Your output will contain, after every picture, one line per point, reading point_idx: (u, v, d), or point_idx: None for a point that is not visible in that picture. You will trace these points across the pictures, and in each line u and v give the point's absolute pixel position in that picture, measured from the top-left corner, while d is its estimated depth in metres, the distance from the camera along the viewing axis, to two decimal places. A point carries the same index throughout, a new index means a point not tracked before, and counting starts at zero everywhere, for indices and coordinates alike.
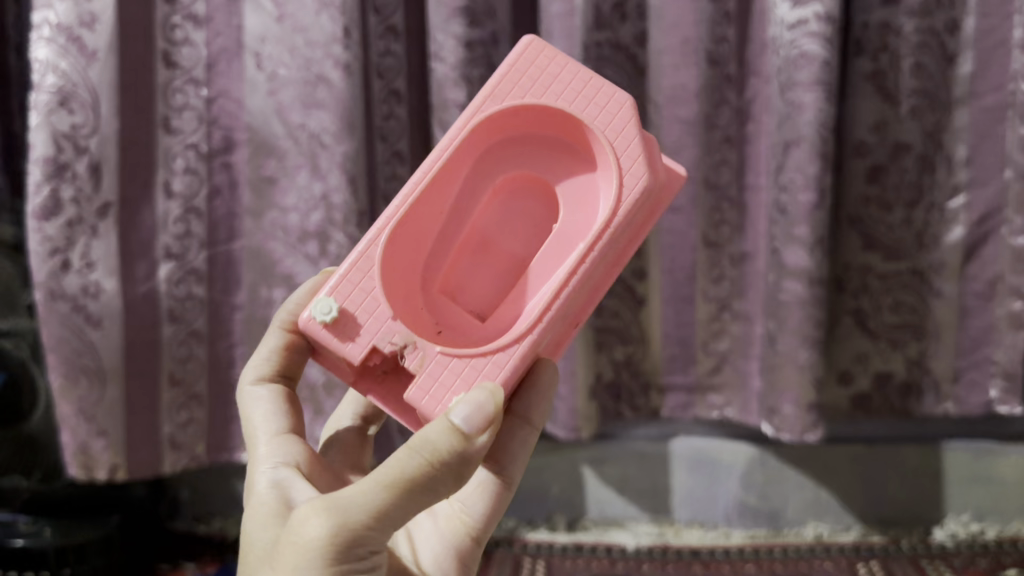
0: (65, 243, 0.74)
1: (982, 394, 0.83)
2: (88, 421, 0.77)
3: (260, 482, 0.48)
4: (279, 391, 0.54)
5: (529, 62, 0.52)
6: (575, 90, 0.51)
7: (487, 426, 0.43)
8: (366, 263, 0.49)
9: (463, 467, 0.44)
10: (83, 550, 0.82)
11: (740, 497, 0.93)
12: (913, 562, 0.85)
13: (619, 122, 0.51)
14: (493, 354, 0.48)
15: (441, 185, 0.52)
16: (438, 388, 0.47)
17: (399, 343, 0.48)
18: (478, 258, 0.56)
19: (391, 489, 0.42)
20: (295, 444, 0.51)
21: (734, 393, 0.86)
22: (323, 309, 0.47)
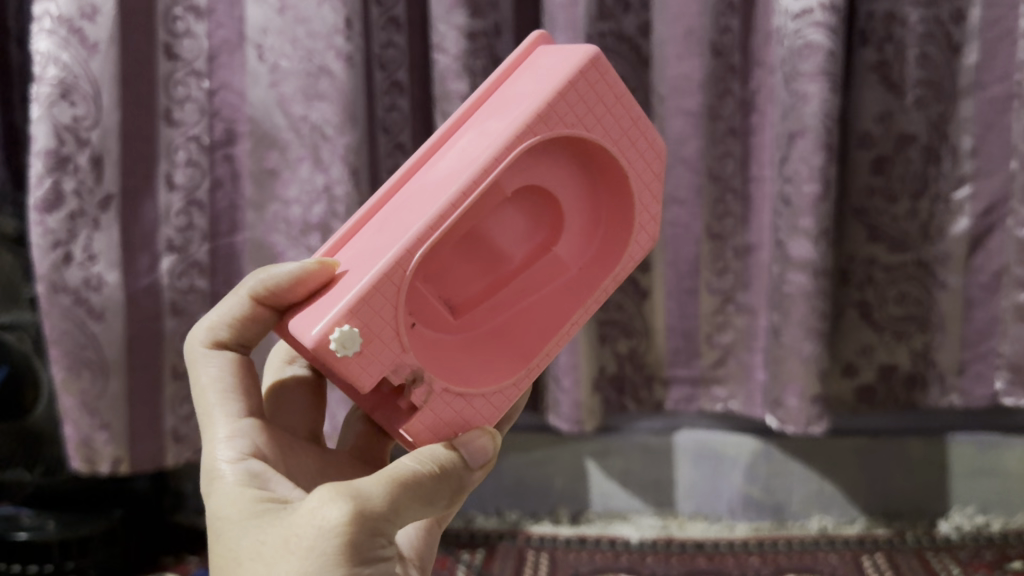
0: (67, 236, 0.74)
1: (987, 386, 0.82)
2: (91, 413, 0.77)
3: (232, 477, 0.45)
4: (239, 367, 0.51)
5: (587, 86, 0.48)
6: (623, 131, 0.50)
7: (484, 460, 0.47)
8: (388, 286, 0.44)
9: (456, 493, 0.46)
10: (87, 543, 0.82)
11: (743, 489, 0.92)
12: (918, 554, 0.84)
13: (651, 178, 0.52)
14: (494, 395, 0.49)
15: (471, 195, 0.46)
16: (438, 422, 0.47)
17: (410, 377, 0.46)
18: (461, 247, 0.50)
19: (403, 486, 0.42)
20: (260, 432, 0.49)
21: (737, 385, 0.86)
22: (344, 342, 0.42)
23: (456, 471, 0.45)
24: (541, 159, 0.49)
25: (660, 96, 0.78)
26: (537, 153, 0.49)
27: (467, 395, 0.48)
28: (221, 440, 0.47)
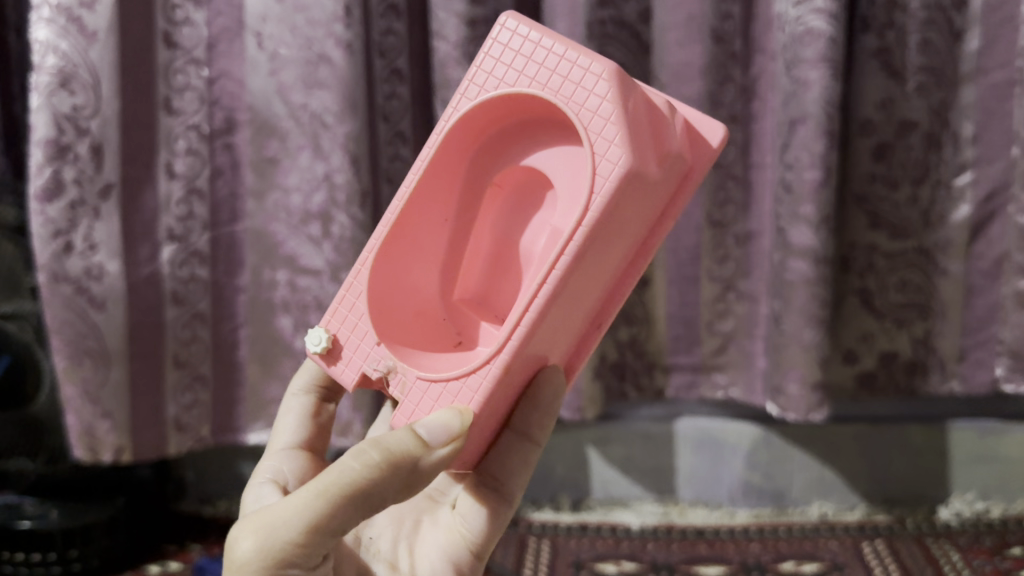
0: (67, 225, 0.74)
1: (987, 372, 0.83)
2: (93, 403, 0.77)
3: (249, 494, 0.52)
4: (307, 403, 0.60)
5: (503, 47, 0.49)
6: (549, 69, 0.47)
7: (448, 440, 0.43)
8: (356, 288, 0.50)
9: (422, 476, 0.43)
10: (89, 532, 0.83)
11: (744, 475, 0.93)
12: (918, 540, 0.85)
13: (595, 98, 0.45)
14: (466, 377, 0.45)
15: (438, 201, 0.53)
16: (418, 413, 0.47)
17: (383, 370, 0.48)
18: (498, 261, 0.55)
19: (329, 497, 0.41)
20: (292, 460, 0.56)
21: (738, 372, 0.86)
22: (314, 341, 0.49)
23: (409, 457, 0.42)
24: (517, 150, 0.53)
25: (660, 83, 0.78)
26: (511, 148, 0.53)
27: (436, 381, 0.46)
28: (259, 467, 0.55)
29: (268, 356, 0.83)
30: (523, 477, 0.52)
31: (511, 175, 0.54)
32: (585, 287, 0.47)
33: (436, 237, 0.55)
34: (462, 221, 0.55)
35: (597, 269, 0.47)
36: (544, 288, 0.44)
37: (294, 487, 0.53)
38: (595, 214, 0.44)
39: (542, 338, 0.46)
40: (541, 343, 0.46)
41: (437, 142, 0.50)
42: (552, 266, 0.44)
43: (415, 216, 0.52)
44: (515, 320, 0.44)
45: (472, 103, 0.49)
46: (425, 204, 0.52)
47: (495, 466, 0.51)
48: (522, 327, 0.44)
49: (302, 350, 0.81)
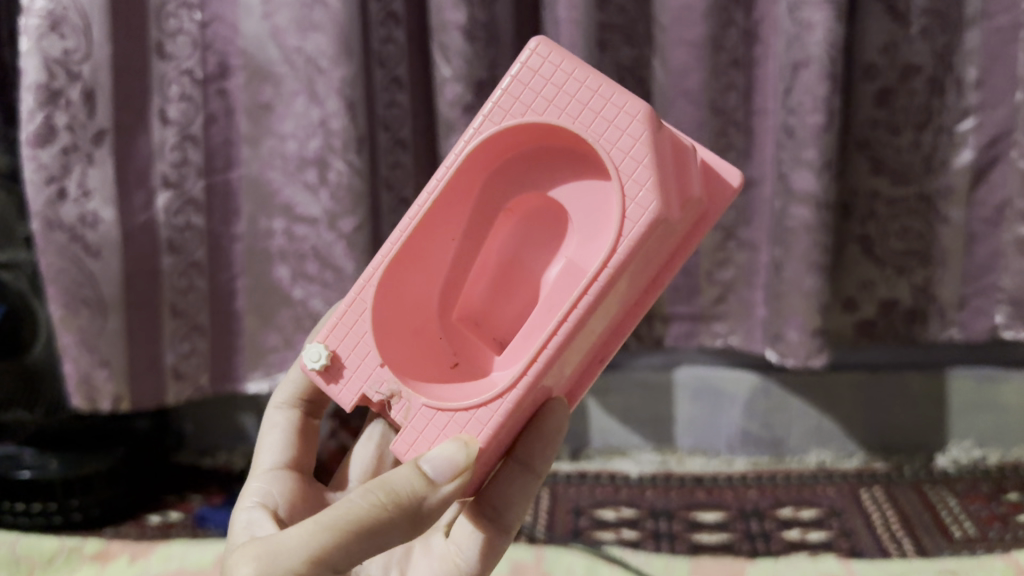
0: (61, 171, 0.73)
1: (986, 320, 0.83)
2: (90, 351, 0.76)
3: (238, 519, 0.51)
4: (293, 419, 0.58)
5: (532, 73, 0.48)
6: (580, 103, 0.46)
7: (455, 477, 0.42)
8: (360, 305, 0.49)
9: (425, 516, 0.43)
10: (89, 482, 0.83)
11: (742, 424, 0.93)
12: (915, 487, 0.86)
13: (628, 139, 0.45)
14: (475, 409, 0.45)
15: (447, 221, 0.52)
16: (421, 442, 0.46)
17: (386, 394, 0.47)
18: (499, 282, 0.55)
19: (335, 529, 0.40)
20: (280, 482, 0.55)
21: (738, 321, 0.86)
22: (313, 356, 0.48)
23: (415, 495, 0.42)
24: (532, 174, 0.52)
25: (661, 27, 0.76)
26: (526, 171, 0.52)
27: (445, 409, 0.46)
28: (246, 489, 0.54)
29: (266, 305, 0.82)
30: (522, 508, 0.51)
31: (525, 199, 0.53)
32: (598, 325, 0.48)
33: (439, 254, 0.53)
34: (467, 241, 0.54)
35: (611, 308, 0.47)
36: (566, 325, 0.44)
37: (283, 513, 0.53)
38: (622, 255, 0.44)
39: (556, 370, 0.46)
40: (553, 376, 0.47)
41: (455, 163, 0.49)
42: (576, 304, 0.44)
43: (425, 236, 0.51)
44: (534, 355, 0.44)
45: (496, 128, 0.48)
46: (436, 222, 0.51)
47: (495, 497, 0.50)
48: (540, 362, 0.44)
49: (300, 300, 0.81)
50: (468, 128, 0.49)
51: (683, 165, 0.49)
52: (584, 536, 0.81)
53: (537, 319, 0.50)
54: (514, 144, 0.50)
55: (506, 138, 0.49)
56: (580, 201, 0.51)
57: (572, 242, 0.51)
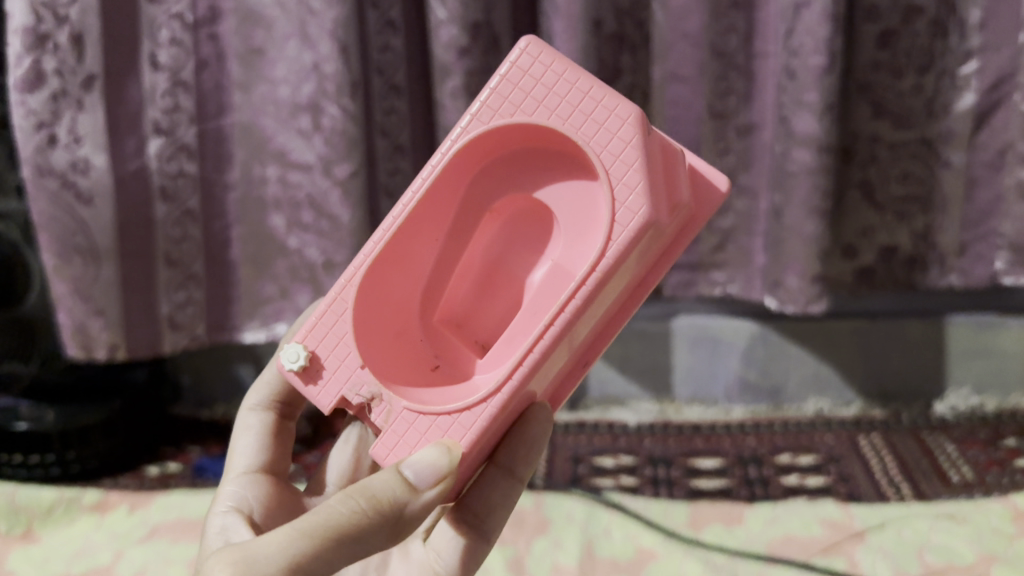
0: (51, 117, 0.71)
1: (987, 266, 0.84)
2: (85, 300, 0.76)
3: (211, 524, 0.50)
4: (267, 421, 0.57)
5: (522, 73, 0.46)
6: (570, 104, 0.45)
7: (437, 483, 0.41)
8: (341, 305, 0.47)
9: (407, 524, 0.41)
10: (87, 433, 0.83)
11: (740, 373, 0.93)
12: (913, 434, 0.86)
13: (618, 142, 0.44)
14: (458, 414, 0.44)
15: (432, 220, 0.50)
16: (401, 447, 0.44)
17: (366, 397, 0.45)
18: (482, 283, 0.52)
19: (314, 536, 0.38)
20: (256, 486, 0.53)
21: (737, 269, 0.85)
22: (291, 356, 0.46)
23: (396, 502, 0.40)
24: (520, 175, 0.50)
25: None
26: (512, 173, 0.50)
27: (428, 414, 0.44)
28: (220, 493, 0.52)
29: (261, 255, 0.81)
30: (503, 514, 0.50)
31: (512, 200, 0.51)
32: (584, 330, 0.46)
33: (422, 254, 0.51)
34: (451, 241, 0.52)
35: (596, 313, 0.46)
36: (553, 329, 0.43)
37: (259, 517, 0.51)
38: (611, 259, 0.43)
39: (542, 375, 0.45)
40: (537, 381, 0.46)
41: (443, 161, 0.47)
42: (563, 308, 0.43)
43: (409, 235, 0.49)
44: (519, 358, 0.43)
45: (485, 127, 0.46)
46: (419, 221, 0.49)
47: (476, 502, 0.49)
48: (525, 366, 0.43)
49: (296, 249, 0.80)
50: (455, 127, 0.47)
51: (671, 170, 0.47)
52: (583, 482, 0.81)
53: (522, 323, 0.48)
54: (502, 144, 0.49)
55: (494, 137, 0.47)
56: (568, 202, 0.49)
57: (559, 244, 0.50)
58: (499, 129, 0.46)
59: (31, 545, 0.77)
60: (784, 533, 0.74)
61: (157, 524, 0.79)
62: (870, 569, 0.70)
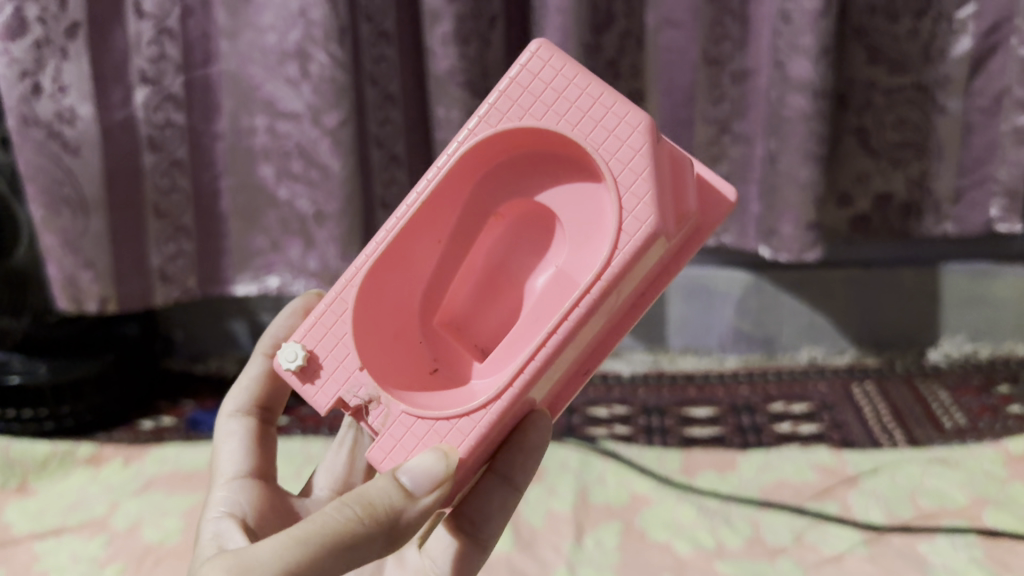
0: (34, 66, 0.70)
1: (982, 213, 0.83)
2: (74, 252, 0.75)
3: (203, 532, 0.47)
4: (249, 426, 0.54)
5: (532, 77, 0.45)
6: (579, 109, 0.44)
7: (435, 489, 0.40)
8: (341, 305, 0.46)
9: (403, 532, 0.40)
10: (80, 387, 0.83)
11: (734, 323, 0.92)
12: (907, 382, 0.86)
13: (627, 150, 0.43)
14: (456, 420, 0.42)
15: (435, 221, 0.49)
16: (398, 451, 0.43)
17: (364, 399, 0.44)
18: (482, 287, 0.51)
19: (310, 543, 0.37)
20: (246, 490, 0.50)
21: (732, 218, 0.85)
22: (289, 355, 0.45)
23: (393, 509, 0.39)
24: (525, 180, 0.49)
25: None
26: (519, 177, 0.49)
27: (426, 419, 0.43)
28: (209, 501, 0.49)
29: (251, 207, 0.81)
30: (502, 522, 0.48)
31: (516, 205, 0.50)
32: (586, 340, 0.45)
33: (424, 256, 0.50)
34: (454, 244, 0.51)
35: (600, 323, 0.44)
36: (554, 338, 0.42)
37: (252, 520, 0.48)
38: (615, 269, 0.42)
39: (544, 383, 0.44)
40: (540, 389, 0.44)
41: (449, 162, 0.46)
42: (566, 317, 0.42)
43: (413, 236, 0.48)
44: (522, 364, 0.42)
45: (493, 130, 0.45)
46: (423, 222, 0.48)
47: (470, 511, 0.47)
48: (527, 374, 0.42)
49: (287, 201, 0.79)
50: (462, 129, 0.46)
51: (678, 180, 0.46)
52: (577, 432, 0.82)
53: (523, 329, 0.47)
54: (509, 147, 0.48)
55: (501, 141, 0.46)
56: (573, 207, 0.48)
57: (563, 250, 0.48)
58: (506, 132, 0.45)
59: (27, 499, 0.77)
60: (778, 479, 0.74)
61: (153, 477, 0.79)
62: (862, 513, 0.70)
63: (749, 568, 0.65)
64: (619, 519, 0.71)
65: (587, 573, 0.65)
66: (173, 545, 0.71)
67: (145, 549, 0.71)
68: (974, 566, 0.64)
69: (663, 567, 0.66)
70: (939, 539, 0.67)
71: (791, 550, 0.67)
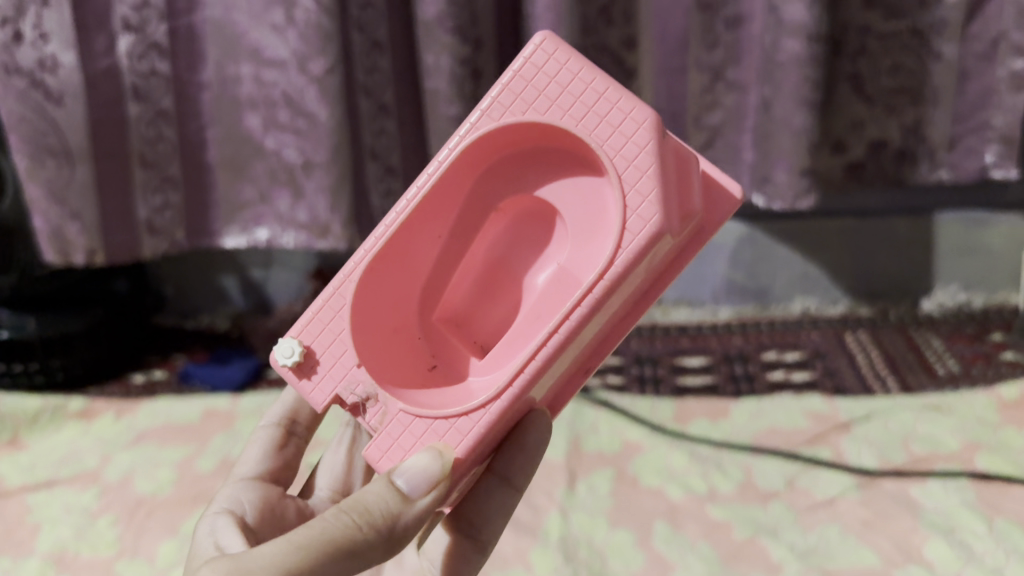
0: (14, 13, 0.68)
1: (977, 160, 0.82)
2: (60, 204, 0.74)
3: (201, 526, 0.45)
4: (274, 434, 0.56)
5: (536, 69, 0.44)
6: (584, 104, 0.42)
7: (430, 490, 0.39)
8: (338, 301, 0.45)
9: (399, 538, 0.39)
10: (70, 341, 0.83)
11: (727, 275, 0.92)
12: (900, 331, 0.86)
13: (632, 147, 0.42)
14: (454, 418, 0.41)
15: (436, 216, 0.48)
16: (395, 450, 0.42)
17: (361, 397, 0.43)
18: (483, 283, 0.51)
19: (313, 546, 0.36)
20: (251, 490, 0.50)
21: (725, 168, 0.84)
22: (286, 352, 0.44)
23: (389, 513, 0.39)
24: (527, 175, 0.48)
25: None
26: (521, 172, 0.48)
27: (424, 418, 0.42)
28: (217, 496, 0.49)
29: (238, 158, 0.80)
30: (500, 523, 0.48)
31: (518, 200, 0.49)
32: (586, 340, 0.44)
33: (423, 251, 0.49)
34: (455, 239, 0.50)
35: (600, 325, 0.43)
36: (555, 338, 0.40)
37: (251, 520, 0.47)
38: (619, 268, 0.41)
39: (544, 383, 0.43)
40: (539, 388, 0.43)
41: (448, 158, 0.45)
42: (566, 317, 0.41)
43: (413, 230, 0.47)
44: (521, 364, 0.41)
45: (495, 124, 0.44)
46: (424, 217, 0.47)
47: (471, 511, 0.47)
48: (526, 373, 0.41)
49: (273, 150, 0.78)
50: (463, 123, 0.45)
51: (683, 177, 0.44)
52: None
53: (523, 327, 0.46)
54: (512, 142, 0.47)
55: (504, 135, 0.45)
56: (574, 204, 0.47)
57: (564, 247, 0.47)
58: (509, 127, 0.44)
59: (18, 453, 0.76)
60: (770, 426, 0.75)
61: (145, 430, 0.78)
62: (855, 457, 0.70)
63: (742, 512, 0.66)
64: (611, 466, 0.71)
65: (580, 518, 0.66)
66: (165, 496, 0.71)
67: (138, 500, 0.71)
68: (966, 509, 0.64)
69: (655, 512, 0.66)
70: (931, 483, 0.67)
71: (783, 495, 0.67)
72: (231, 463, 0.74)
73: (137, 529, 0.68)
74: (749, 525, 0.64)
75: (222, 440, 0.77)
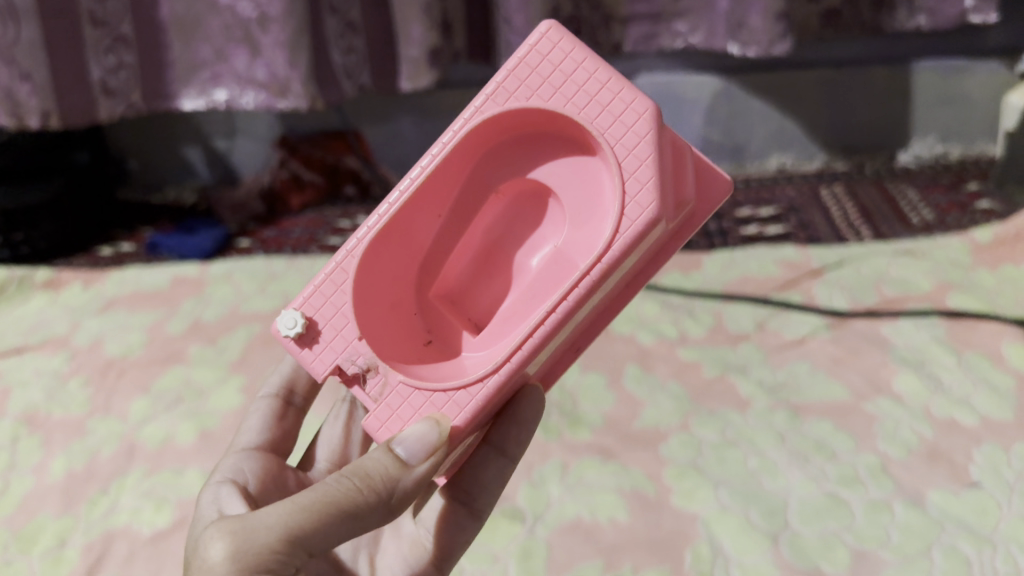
0: None
1: (957, 4, 0.78)
2: (9, 63, 0.72)
3: (201, 497, 0.41)
4: (272, 406, 0.51)
5: (540, 58, 0.39)
6: (588, 95, 0.38)
7: (429, 458, 0.35)
8: (341, 275, 0.40)
9: (400, 505, 0.35)
10: (33, 213, 0.81)
11: (704, 132, 0.91)
12: (876, 185, 0.86)
13: (631, 136, 0.37)
14: (454, 392, 0.37)
15: (438, 193, 0.43)
16: (395, 422, 0.37)
17: (362, 367, 0.38)
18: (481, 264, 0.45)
19: (312, 509, 0.32)
20: (252, 460, 0.45)
21: (700, 17, 0.80)
22: (287, 322, 0.39)
23: (387, 481, 0.34)
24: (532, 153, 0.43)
25: None
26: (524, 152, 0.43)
27: (427, 391, 0.38)
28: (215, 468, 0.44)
29: (191, 17, 0.76)
30: (497, 491, 0.44)
31: (518, 184, 0.44)
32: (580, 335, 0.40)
33: (422, 231, 0.44)
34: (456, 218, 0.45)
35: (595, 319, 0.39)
36: (553, 317, 0.36)
37: (255, 490, 0.43)
38: (616, 253, 0.36)
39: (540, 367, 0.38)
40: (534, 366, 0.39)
41: (454, 138, 0.40)
42: (565, 295, 0.36)
43: (415, 210, 0.42)
44: (517, 343, 0.37)
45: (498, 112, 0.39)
46: (426, 199, 0.42)
47: (467, 480, 0.43)
48: (525, 350, 0.36)
49: (228, 6, 0.75)
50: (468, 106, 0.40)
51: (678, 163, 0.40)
52: None
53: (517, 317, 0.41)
54: (516, 125, 0.42)
55: (509, 120, 0.40)
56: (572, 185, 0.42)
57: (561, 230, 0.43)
58: (514, 113, 0.40)
59: None
60: (743, 275, 0.74)
61: (114, 297, 0.78)
62: (826, 300, 0.70)
63: (711, 352, 0.66)
64: None
65: None
66: (136, 357, 0.70)
67: (108, 362, 0.70)
68: (936, 344, 0.64)
69: (626, 355, 0.66)
70: (903, 322, 0.67)
71: (753, 337, 0.67)
72: (202, 325, 0.73)
73: (109, 389, 0.67)
74: (718, 364, 0.65)
75: (192, 305, 0.76)
